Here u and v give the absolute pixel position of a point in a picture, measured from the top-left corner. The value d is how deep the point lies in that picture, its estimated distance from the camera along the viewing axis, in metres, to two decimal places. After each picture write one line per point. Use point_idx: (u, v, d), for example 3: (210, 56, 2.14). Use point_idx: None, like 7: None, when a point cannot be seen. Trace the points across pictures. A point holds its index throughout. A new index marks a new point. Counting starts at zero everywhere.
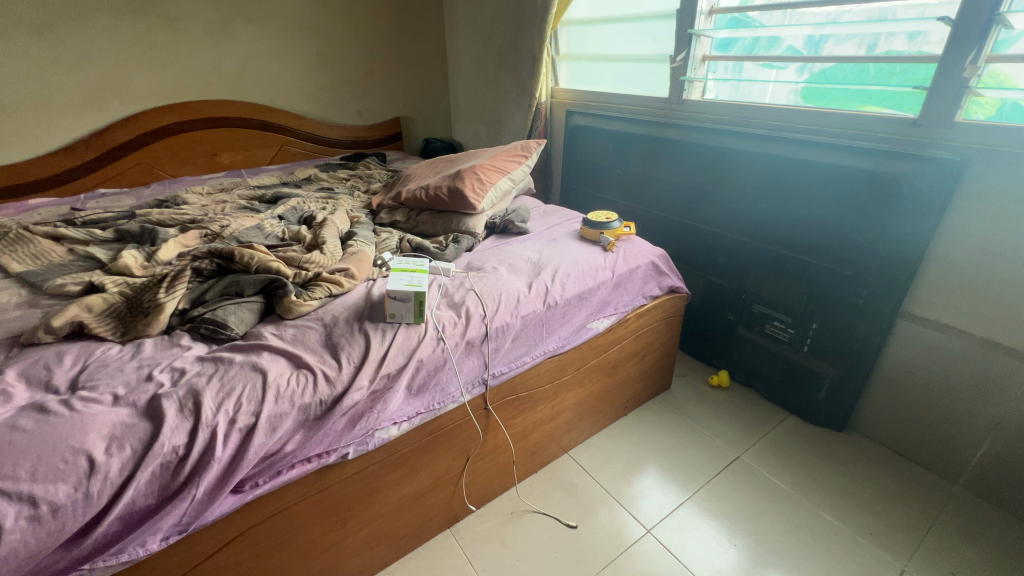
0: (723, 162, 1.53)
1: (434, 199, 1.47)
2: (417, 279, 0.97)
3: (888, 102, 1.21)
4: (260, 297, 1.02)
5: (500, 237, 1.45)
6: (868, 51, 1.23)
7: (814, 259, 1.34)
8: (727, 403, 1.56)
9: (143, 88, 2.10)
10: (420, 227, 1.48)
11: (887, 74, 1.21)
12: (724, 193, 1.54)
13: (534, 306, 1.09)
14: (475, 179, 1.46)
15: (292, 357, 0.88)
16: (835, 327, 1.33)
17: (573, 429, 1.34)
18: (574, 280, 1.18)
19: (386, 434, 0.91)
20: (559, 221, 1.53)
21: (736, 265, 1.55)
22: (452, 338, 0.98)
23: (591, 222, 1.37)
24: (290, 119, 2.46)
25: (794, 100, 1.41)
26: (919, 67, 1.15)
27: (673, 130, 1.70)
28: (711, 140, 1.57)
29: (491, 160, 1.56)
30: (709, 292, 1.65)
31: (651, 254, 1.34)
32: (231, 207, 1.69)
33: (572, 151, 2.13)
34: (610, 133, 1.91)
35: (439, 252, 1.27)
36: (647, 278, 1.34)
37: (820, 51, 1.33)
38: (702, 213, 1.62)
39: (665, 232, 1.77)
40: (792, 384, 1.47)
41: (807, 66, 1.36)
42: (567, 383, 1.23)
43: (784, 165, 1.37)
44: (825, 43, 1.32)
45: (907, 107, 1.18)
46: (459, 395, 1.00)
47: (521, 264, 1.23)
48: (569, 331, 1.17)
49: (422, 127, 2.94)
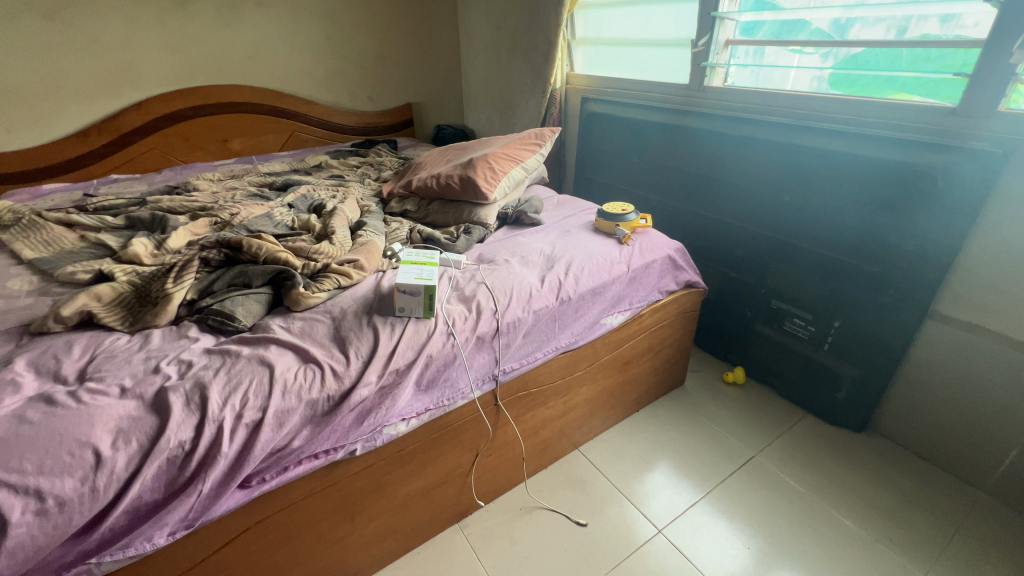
0: (745, 152, 1.47)
1: (446, 189, 1.44)
2: (427, 272, 0.95)
3: (922, 89, 1.15)
4: (268, 288, 1.00)
5: (511, 228, 1.42)
6: (898, 36, 1.17)
7: (839, 256, 1.29)
8: (743, 400, 1.52)
9: (153, 73, 2.08)
10: (431, 217, 1.45)
11: (923, 59, 1.15)
12: (745, 184, 1.48)
13: (547, 300, 1.07)
14: (488, 168, 1.43)
15: (300, 351, 0.87)
16: (858, 325, 1.28)
17: (584, 425, 1.32)
18: (588, 274, 1.15)
19: (394, 430, 0.89)
20: (572, 212, 1.49)
21: (755, 259, 1.50)
22: (462, 333, 0.96)
23: (606, 214, 1.33)
24: (300, 104, 2.43)
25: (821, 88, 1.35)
26: (958, 52, 1.09)
27: (692, 119, 1.64)
28: (732, 129, 1.51)
29: (505, 148, 1.52)
30: (726, 287, 1.60)
31: (667, 248, 1.30)
32: (241, 195, 1.68)
33: (587, 139, 2.08)
34: (627, 121, 1.86)
35: (450, 243, 1.25)
36: (663, 273, 1.29)
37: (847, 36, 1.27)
38: (721, 205, 1.57)
39: (682, 225, 1.72)
40: (810, 382, 1.43)
41: (833, 52, 1.30)
42: (579, 379, 1.20)
43: (810, 156, 1.31)
44: (852, 27, 1.26)
45: (941, 94, 1.12)
46: (469, 391, 0.98)
47: (533, 257, 1.20)
48: (582, 327, 1.14)
49: (434, 113, 2.89)
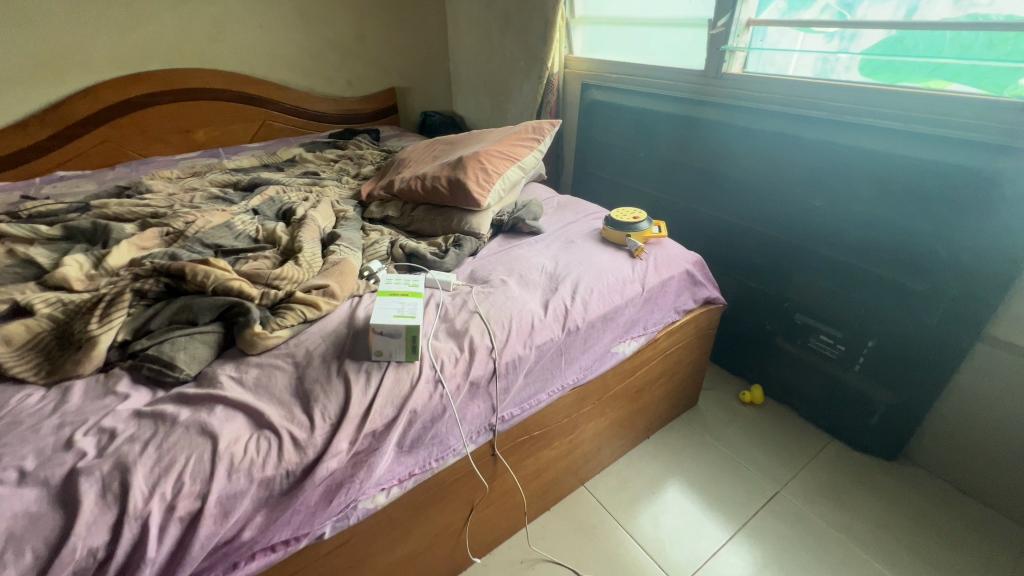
0: (770, 150, 1.31)
1: (432, 193, 1.26)
2: (409, 307, 0.80)
3: (962, 76, 1.02)
4: (218, 325, 0.83)
5: (508, 237, 1.25)
6: (908, 15, 1.07)
7: (878, 270, 1.15)
8: (761, 424, 1.39)
9: (102, 56, 1.85)
10: (415, 224, 1.27)
11: (970, 44, 1.00)
12: (769, 186, 1.33)
13: (552, 332, 0.91)
14: (480, 169, 1.25)
15: (253, 412, 0.70)
16: (895, 348, 1.15)
17: (591, 460, 1.18)
18: (598, 297, 1.00)
19: (371, 503, 0.74)
20: (575, 218, 1.33)
21: (776, 268, 1.35)
22: (453, 379, 0.81)
23: (616, 223, 1.18)
24: (272, 90, 2.21)
25: (844, 72, 1.21)
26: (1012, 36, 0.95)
27: (707, 110, 1.47)
28: (755, 123, 1.34)
29: (498, 145, 1.34)
30: (743, 297, 1.46)
31: (685, 261, 1.15)
32: (200, 197, 1.49)
33: (588, 130, 1.89)
34: (633, 111, 1.68)
35: (438, 259, 1.08)
36: (681, 290, 1.14)
37: (852, 15, 1.16)
38: (741, 207, 1.41)
39: (695, 229, 1.56)
40: (838, 406, 1.30)
41: (840, 30, 1.19)
42: (587, 414, 1.06)
43: (846, 155, 1.16)
44: (858, 4, 1.14)
45: (987, 83, 0.99)
46: (462, 446, 0.83)
47: (533, 277, 1.05)
48: (592, 359, 0.99)
49: (420, 98, 2.68)
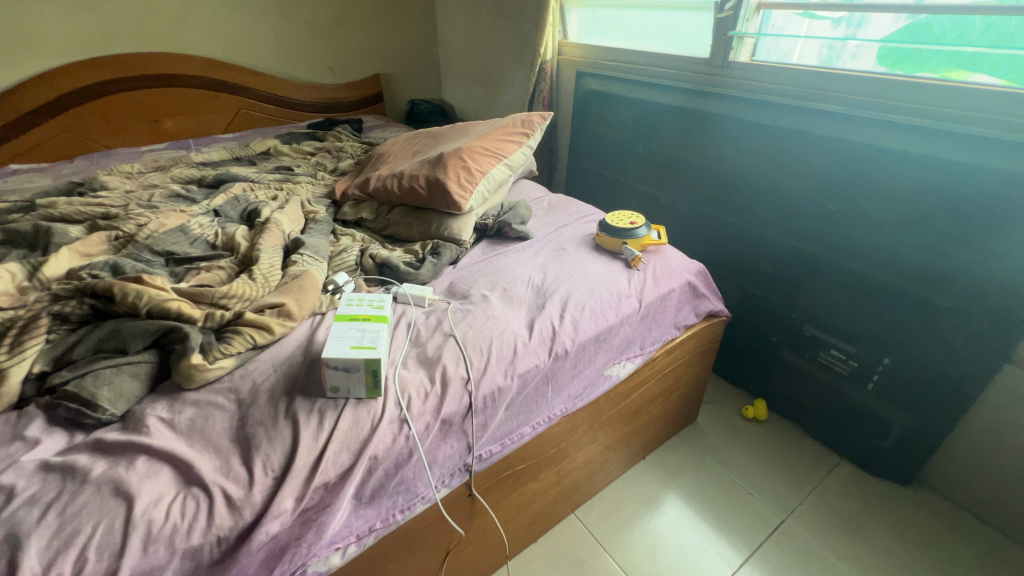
0: (781, 147, 1.20)
1: (409, 193, 1.15)
2: (370, 336, 0.69)
3: (989, 67, 0.92)
4: (152, 353, 0.72)
5: (493, 243, 1.14)
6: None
7: (899, 282, 1.04)
8: (765, 443, 1.30)
9: (58, 38, 1.71)
10: (391, 228, 1.16)
11: (1000, 30, 0.90)
12: (780, 188, 1.22)
13: (537, 358, 0.81)
14: (462, 167, 1.13)
15: (180, 465, 0.60)
16: (914, 368, 1.05)
17: (582, 487, 1.09)
18: (590, 316, 0.89)
19: (324, 564, 0.65)
20: (567, 221, 1.22)
21: (785, 276, 1.25)
22: (421, 418, 0.70)
23: (611, 229, 1.07)
24: (247, 77, 2.07)
25: (850, 60, 1.12)
26: None
27: (712, 102, 1.35)
28: (765, 117, 1.23)
29: (483, 140, 1.22)
30: (747, 306, 1.35)
31: (686, 272, 1.05)
32: (160, 195, 1.36)
33: (583, 122, 1.77)
34: (631, 102, 1.56)
35: (412, 271, 0.97)
36: (682, 303, 1.04)
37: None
38: (748, 209, 1.30)
39: (697, 231, 1.45)
40: (848, 426, 1.20)
41: (847, 15, 1.10)
42: (578, 442, 0.96)
43: (867, 155, 1.05)
44: None
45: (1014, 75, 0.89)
46: (432, 491, 0.73)
47: (519, 291, 0.94)
48: (583, 385, 0.89)
49: (407, 85, 2.53)
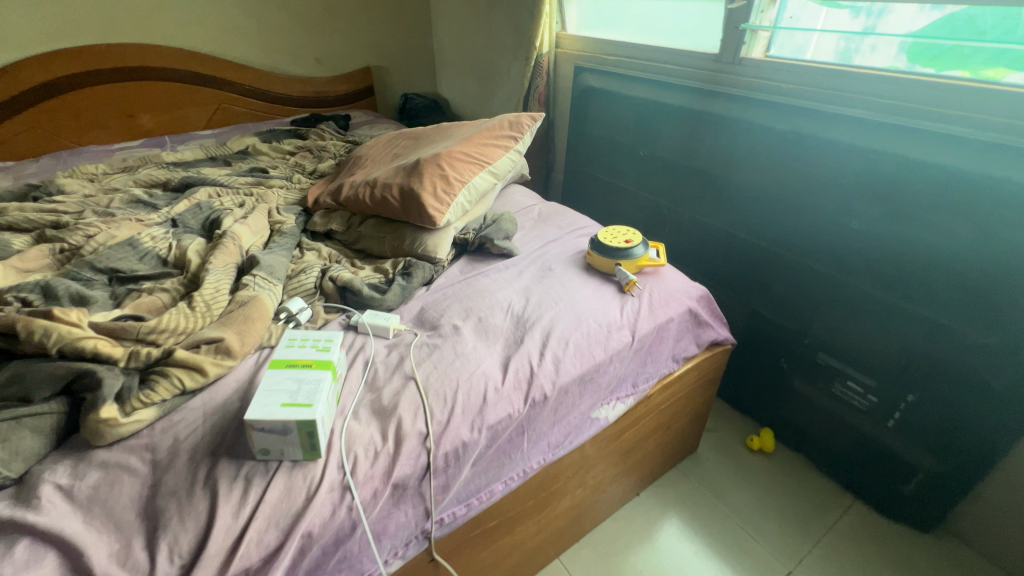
0: (798, 156, 1.07)
1: (381, 204, 1.04)
2: (307, 388, 0.59)
3: None
4: (62, 400, 0.62)
5: (473, 260, 1.03)
6: None
7: (929, 313, 0.92)
8: (771, 479, 1.19)
9: (22, 28, 1.61)
10: (361, 242, 1.06)
11: None
12: (796, 202, 1.10)
13: (510, 406, 0.70)
14: (440, 176, 1.02)
15: (70, 551, 0.51)
16: (943, 408, 0.94)
17: (568, 532, 0.98)
18: (575, 352, 0.78)
19: None
20: (557, 234, 1.11)
21: (798, 297, 1.13)
22: (369, 483, 0.60)
23: (603, 247, 0.95)
24: (227, 69, 1.96)
25: (871, 55, 1.00)
26: None
27: (720, 103, 1.22)
28: (779, 121, 1.10)
29: (466, 145, 1.10)
30: (756, 328, 1.24)
31: (687, 297, 0.93)
32: (119, 200, 1.26)
33: (581, 121, 1.64)
34: (632, 101, 1.43)
35: (377, 296, 0.86)
36: (682, 333, 0.92)
37: None
38: (759, 223, 1.18)
39: (701, 243, 1.33)
40: (864, 465, 1.09)
41: (868, 4, 0.99)
42: (561, 489, 0.86)
43: (896, 168, 0.92)
44: None
45: None
46: (384, 563, 0.63)
47: (495, 322, 0.83)
48: (565, 430, 0.78)
49: (400, 78, 2.41)
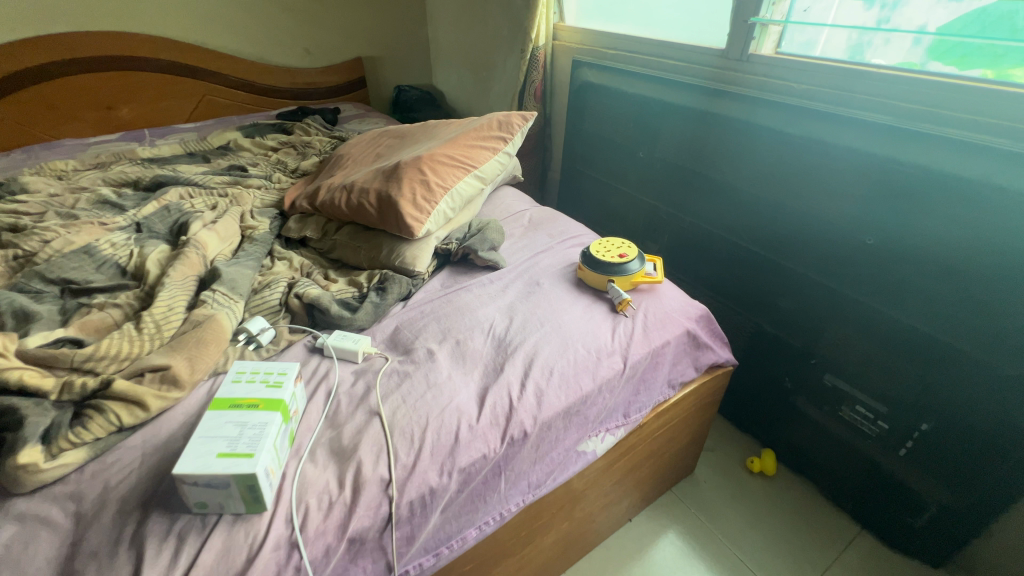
0: (810, 163, 0.99)
1: (357, 211, 0.97)
2: (250, 435, 0.52)
3: None
4: None
5: (455, 272, 0.96)
6: None
7: (949, 338, 0.85)
8: (773, 505, 1.12)
9: None
10: (336, 251, 0.98)
11: None
12: (806, 212, 1.02)
13: (485, 446, 0.64)
14: (420, 181, 0.94)
15: None
16: (961, 441, 0.86)
17: (553, 566, 0.92)
18: (560, 382, 0.71)
19: None
20: (547, 244, 1.03)
21: (805, 313, 1.06)
22: (321, 537, 0.54)
23: (596, 262, 0.88)
24: (210, 59, 1.88)
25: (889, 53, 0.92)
26: None
27: (726, 103, 1.13)
28: (790, 125, 1.02)
29: (450, 147, 1.02)
30: (759, 345, 1.17)
31: (685, 317, 0.86)
32: (85, 200, 1.19)
33: (579, 119, 1.55)
34: (632, 98, 1.34)
35: (347, 315, 0.80)
36: (679, 357, 0.85)
37: None
38: (766, 234, 1.10)
39: (703, 251, 1.25)
40: (872, 494, 1.02)
41: None
42: (544, 527, 0.79)
43: (917, 180, 0.84)
44: None
45: None
46: None
47: (475, 346, 0.76)
48: (548, 467, 0.71)
49: (393, 70, 2.32)
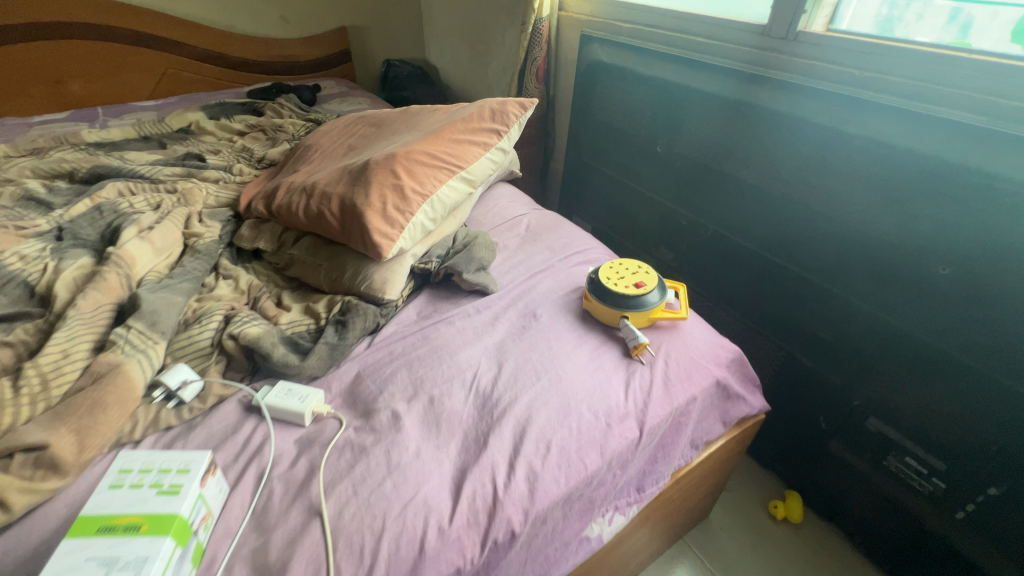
0: (872, 171, 0.81)
1: (317, 221, 0.80)
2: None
3: None
4: None
5: (435, 297, 0.80)
6: None
7: None
8: (799, 560, 0.98)
9: None
10: (293, 269, 0.82)
11: None
12: (861, 230, 0.84)
13: (459, 557, 0.49)
14: (393, 187, 0.77)
15: None
16: None
17: None
18: (558, 460, 0.56)
19: None
20: (547, 262, 0.86)
21: (850, 347, 0.90)
22: None
23: (605, 292, 0.72)
24: (173, 27, 1.67)
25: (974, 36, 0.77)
26: None
27: (768, 92, 0.94)
28: (849, 122, 0.82)
29: (432, 142, 0.85)
30: (789, 376, 1.01)
31: (714, 364, 0.70)
32: (8, 196, 1.02)
33: (586, 104, 1.35)
34: (650, 82, 1.15)
35: (294, 362, 0.64)
36: (705, 413, 0.70)
37: None
38: (809, 251, 0.93)
39: (730, 265, 1.09)
40: (918, 557, 0.88)
41: None
42: None
43: (1012, 199, 0.66)
44: None
45: None
46: None
47: (452, 406, 0.61)
48: (540, 566, 0.57)
49: (382, 42, 2.10)
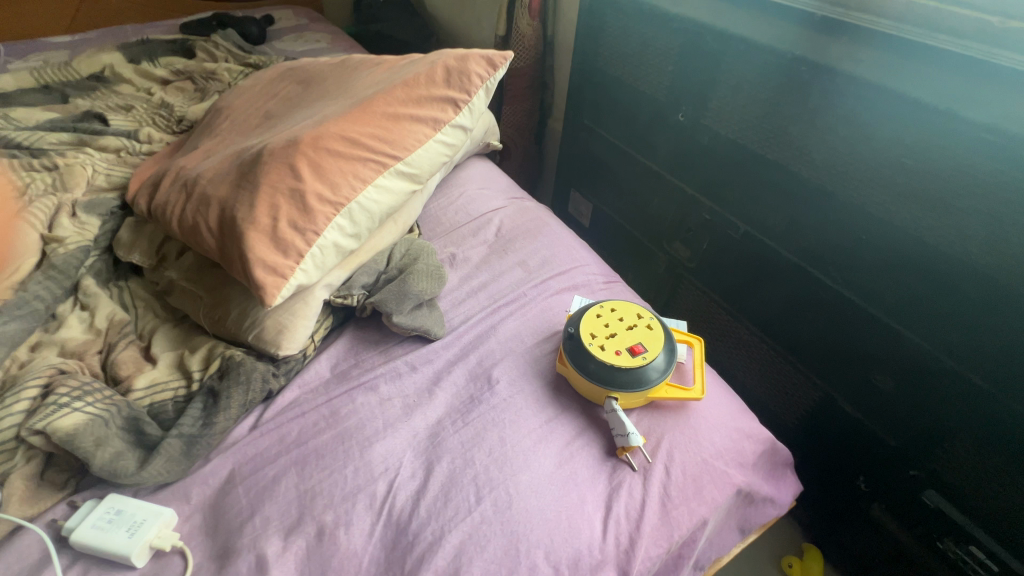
0: (990, 180, 0.55)
1: (193, 235, 0.57)
2: None
3: None
4: None
5: (359, 342, 0.59)
6: None
7: None
8: None
9: None
10: (174, 296, 0.61)
11: None
12: (959, 259, 0.60)
13: None
14: (289, 193, 0.53)
15: None
16: None
17: None
18: None
19: None
20: (515, 288, 0.64)
21: (912, 405, 0.68)
22: None
23: (586, 357, 0.50)
24: None
25: None
26: None
27: (844, 50, 0.65)
28: (966, 102, 0.55)
29: (355, 120, 0.60)
30: (824, 422, 0.81)
31: (734, 466, 0.49)
32: None
33: (591, 50, 1.05)
34: (674, 25, 0.85)
35: (132, 466, 0.45)
36: (717, 530, 0.50)
37: None
38: (873, 275, 0.70)
39: (761, 275, 0.85)
40: None
41: None
42: None
43: None
44: None
45: None
46: None
47: (346, 546, 0.42)
48: None
49: None
